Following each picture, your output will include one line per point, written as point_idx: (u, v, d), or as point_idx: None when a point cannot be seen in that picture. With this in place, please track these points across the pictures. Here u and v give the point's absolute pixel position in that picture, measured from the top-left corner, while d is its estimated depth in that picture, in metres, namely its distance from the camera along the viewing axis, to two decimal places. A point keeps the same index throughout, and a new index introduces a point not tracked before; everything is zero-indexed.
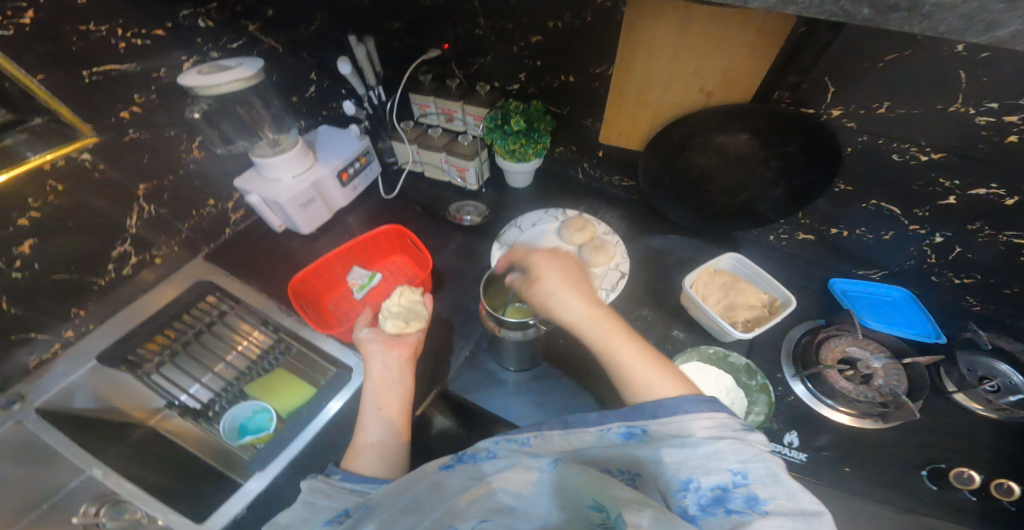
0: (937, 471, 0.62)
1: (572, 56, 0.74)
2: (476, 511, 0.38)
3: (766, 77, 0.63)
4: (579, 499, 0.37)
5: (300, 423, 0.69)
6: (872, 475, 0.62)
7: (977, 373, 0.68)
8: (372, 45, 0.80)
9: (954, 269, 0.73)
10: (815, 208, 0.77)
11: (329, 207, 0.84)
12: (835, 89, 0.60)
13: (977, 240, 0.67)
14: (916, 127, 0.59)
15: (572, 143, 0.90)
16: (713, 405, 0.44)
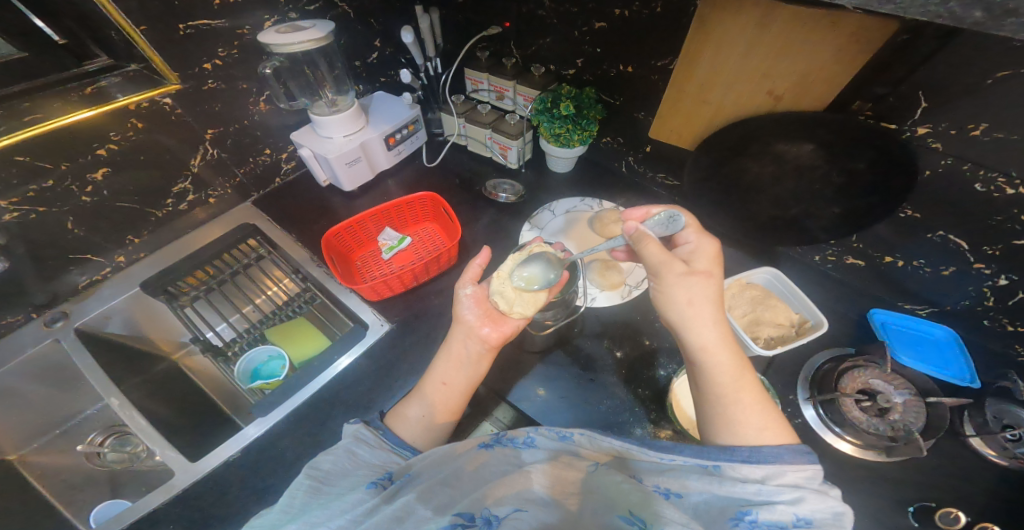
0: (926, 509, 0.63)
1: (634, 46, 0.72)
2: (512, 499, 0.47)
3: (846, 85, 0.60)
4: (612, 508, 0.45)
5: (310, 371, 0.74)
6: (856, 504, 0.65)
7: (1002, 421, 0.66)
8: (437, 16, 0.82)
9: (1011, 316, 0.68)
10: (872, 233, 0.73)
11: (373, 169, 0.87)
12: (928, 104, 0.55)
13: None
14: (1003, 161, 0.54)
15: (620, 135, 0.89)
16: (800, 452, 0.46)
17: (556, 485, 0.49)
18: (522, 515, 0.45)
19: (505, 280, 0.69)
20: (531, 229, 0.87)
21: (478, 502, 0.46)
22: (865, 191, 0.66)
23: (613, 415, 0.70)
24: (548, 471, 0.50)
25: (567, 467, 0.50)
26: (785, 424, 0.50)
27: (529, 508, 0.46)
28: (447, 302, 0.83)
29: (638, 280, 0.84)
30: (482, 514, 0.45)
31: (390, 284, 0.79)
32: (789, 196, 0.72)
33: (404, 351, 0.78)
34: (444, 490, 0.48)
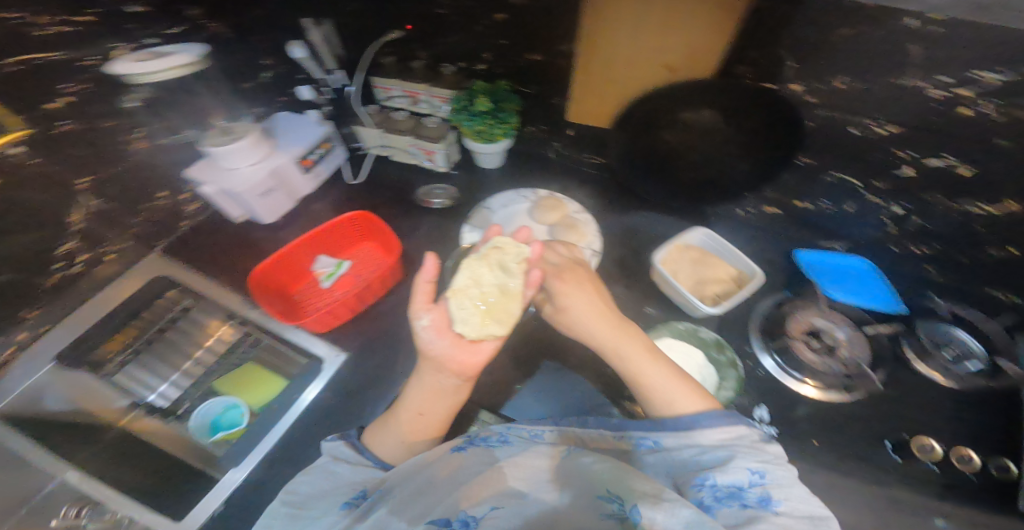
0: (901, 442, 0.68)
1: (534, 33, 0.72)
2: (489, 498, 0.46)
3: (726, 53, 0.63)
4: (592, 488, 0.46)
5: (272, 415, 0.75)
6: (839, 450, 0.68)
7: (936, 341, 0.73)
8: (328, 29, 0.78)
9: (913, 240, 0.73)
10: (782, 182, 0.78)
11: (293, 196, 0.84)
12: (796, 64, 0.59)
13: (935, 209, 0.67)
14: (872, 105, 0.59)
15: (543, 122, 0.90)
16: (733, 418, 0.55)
17: (531, 474, 0.49)
18: (499, 512, 0.44)
19: (463, 298, 0.64)
20: (472, 230, 0.86)
21: (455, 506, 0.45)
22: (767, 142, 0.72)
23: (590, 399, 0.72)
24: (519, 463, 0.51)
25: (541, 459, 0.52)
26: (702, 394, 0.59)
27: (506, 503, 0.45)
28: (398, 316, 0.81)
29: (586, 262, 0.84)
30: (460, 517, 0.44)
31: (335, 313, 0.76)
32: (702, 156, 0.79)
33: (368, 377, 0.76)
34: (418, 499, 0.47)
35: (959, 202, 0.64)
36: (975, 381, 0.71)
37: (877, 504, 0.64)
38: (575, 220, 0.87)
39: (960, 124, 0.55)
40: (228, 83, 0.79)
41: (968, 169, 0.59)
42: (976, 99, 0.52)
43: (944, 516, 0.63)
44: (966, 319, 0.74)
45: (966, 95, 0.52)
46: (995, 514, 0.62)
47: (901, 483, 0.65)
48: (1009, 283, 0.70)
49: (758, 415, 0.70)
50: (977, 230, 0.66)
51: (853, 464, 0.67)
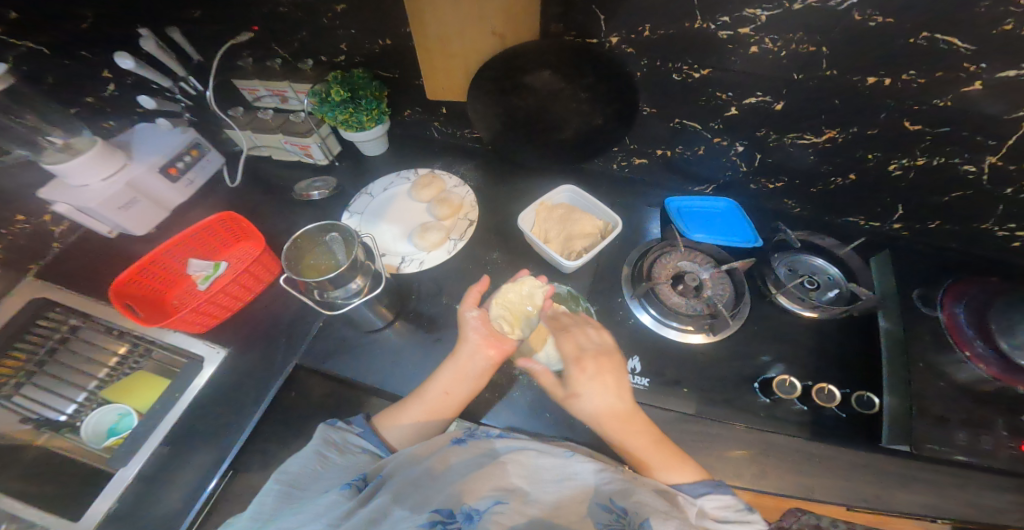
0: (766, 381, 0.68)
1: (376, 21, 0.75)
2: (491, 490, 0.51)
3: (540, 14, 0.68)
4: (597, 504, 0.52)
5: (155, 416, 0.74)
6: (703, 392, 0.68)
7: (798, 273, 0.76)
8: (176, 34, 0.78)
9: (764, 175, 0.80)
10: (650, 132, 0.81)
11: (162, 204, 0.89)
12: (605, 16, 0.64)
13: (769, 144, 0.74)
14: (681, 49, 0.64)
15: (416, 104, 0.91)
16: (721, 488, 0.57)
17: (531, 474, 0.55)
18: (503, 506, 0.49)
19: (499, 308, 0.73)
20: (351, 216, 0.88)
21: (458, 498, 0.49)
22: (608, 99, 0.76)
23: None
24: (518, 460, 0.57)
25: (544, 458, 0.57)
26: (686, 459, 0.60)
27: (509, 498, 0.51)
28: (278, 309, 0.82)
29: (462, 232, 0.86)
30: (463, 509, 0.48)
31: (204, 312, 0.75)
32: (562, 114, 0.80)
33: (244, 372, 0.77)
34: (414, 487, 0.52)
35: (789, 136, 0.71)
36: (840, 310, 0.70)
37: (732, 441, 0.64)
38: (449, 194, 0.89)
39: (749, 62, 0.63)
40: (70, 100, 0.81)
41: (778, 103, 0.67)
42: (750, 32, 0.59)
43: (796, 444, 0.63)
44: (828, 248, 0.77)
45: (744, 31, 0.59)
46: (845, 440, 0.62)
47: (756, 416, 0.65)
48: (858, 206, 0.79)
49: (631, 367, 0.70)
50: (813, 162, 0.74)
51: (714, 406, 0.67)
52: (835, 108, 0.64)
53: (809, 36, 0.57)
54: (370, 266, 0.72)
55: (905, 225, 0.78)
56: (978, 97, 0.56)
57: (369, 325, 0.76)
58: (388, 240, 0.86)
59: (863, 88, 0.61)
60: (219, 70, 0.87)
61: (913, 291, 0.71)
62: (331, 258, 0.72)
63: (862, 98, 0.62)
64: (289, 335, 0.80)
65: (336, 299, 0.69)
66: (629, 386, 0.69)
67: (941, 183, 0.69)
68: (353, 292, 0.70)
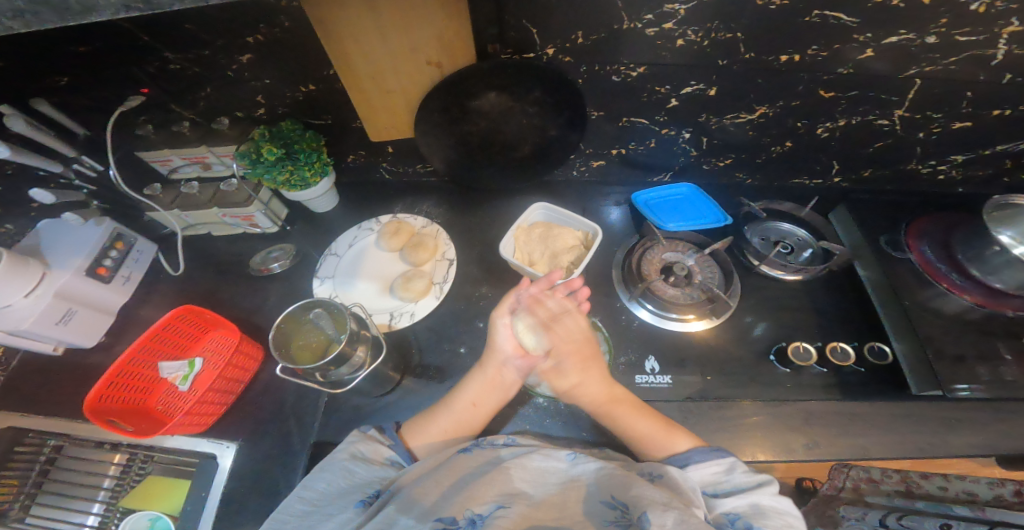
0: (781, 351, 0.69)
1: (299, 67, 0.67)
2: (495, 496, 0.46)
3: (473, 34, 0.64)
4: (598, 497, 0.46)
5: (190, 520, 0.64)
6: (730, 375, 0.68)
7: (771, 239, 0.80)
8: (47, 107, 0.65)
9: (714, 155, 0.82)
10: (602, 134, 0.80)
11: (103, 309, 0.77)
12: (536, 30, 0.62)
13: (712, 126, 0.76)
14: (619, 50, 0.64)
15: (360, 149, 0.85)
16: (722, 454, 0.54)
17: (535, 476, 0.50)
18: (506, 511, 0.44)
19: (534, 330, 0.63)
20: (322, 282, 0.81)
21: (461, 504, 0.44)
22: (558, 108, 0.74)
23: None
24: (524, 465, 0.51)
25: (548, 460, 0.52)
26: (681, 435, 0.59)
27: (511, 504, 0.45)
28: (271, 399, 0.73)
29: (445, 274, 0.81)
30: (465, 515, 0.43)
31: (201, 413, 0.66)
32: (517, 131, 0.78)
33: (246, 481, 0.66)
34: (423, 496, 0.46)
35: (728, 117, 0.73)
36: (821, 268, 0.76)
37: (795, 414, 0.64)
38: (420, 236, 0.84)
39: (679, 54, 0.63)
40: None
41: (712, 88, 0.68)
42: (675, 26, 0.59)
43: (849, 409, 0.64)
44: (790, 212, 0.82)
45: (669, 26, 0.59)
46: (887, 391, 0.65)
47: (788, 388, 0.67)
48: (801, 169, 0.83)
49: (650, 368, 0.70)
50: (753, 136, 0.77)
51: (757, 387, 0.67)
52: (762, 86, 0.67)
53: (723, 23, 0.58)
54: (367, 333, 0.67)
55: (845, 177, 0.84)
56: (885, 60, 0.61)
57: (378, 390, 0.69)
58: (369, 298, 0.79)
59: (779, 65, 0.63)
60: (116, 144, 0.74)
61: (880, 240, 0.74)
62: (321, 334, 0.66)
63: (783, 76, 0.65)
64: (298, 417, 0.70)
65: (341, 376, 0.64)
66: (656, 387, 0.68)
67: (869, 134, 0.73)
68: (353, 363, 0.64)
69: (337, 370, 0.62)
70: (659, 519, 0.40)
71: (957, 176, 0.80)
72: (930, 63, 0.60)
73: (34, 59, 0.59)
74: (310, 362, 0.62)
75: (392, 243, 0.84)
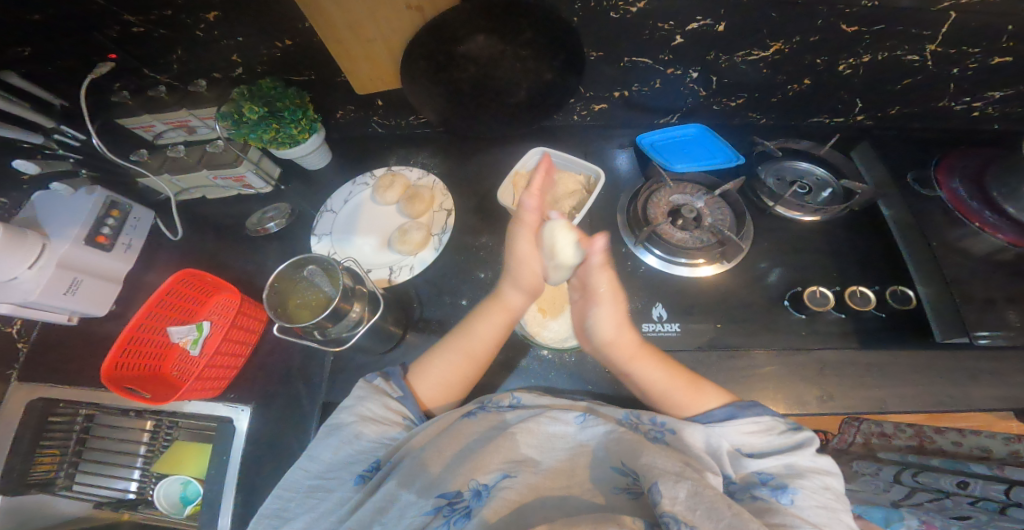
0: (796, 296, 0.69)
1: (268, 22, 0.63)
2: (501, 466, 0.50)
3: None
4: (606, 463, 0.51)
5: (215, 483, 0.70)
6: (733, 325, 0.69)
7: (787, 179, 0.77)
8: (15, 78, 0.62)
9: (724, 95, 0.77)
10: (602, 76, 0.75)
11: (110, 277, 0.79)
12: None
13: (721, 65, 0.70)
14: None
15: (347, 102, 0.81)
16: (760, 410, 0.55)
17: (542, 441, 0.53)
18: (512, 481, 0.48)
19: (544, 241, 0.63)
20: (321, 239, 0.81)
21: (466, 476, 0.48)
22: (553, 51, 0.69)
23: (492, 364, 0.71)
24: (529, 429, 0.54)
25: (556, 423, 0.54)
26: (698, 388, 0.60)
27: (517, 473, 0.49)
28: (285, 356, 0.77)
29: (443, 224, 0.80)
30: (471, 487, 0.47)
31: (210, 377, 0.70)
32: (509, 77, 0.73)
33: (274, 431, 0.72)
34: (427, 467, 0.50)
35: (738, 54, 0.67)
36: (840, 207, 0.73)
37: (784, 364, 0.66)
38: (417, 188, 0.82)
39: None
40: None
41: (720, 24, 0.62)
42: None
43: (837, 355, 0.66)
44: (806, 150, 0.78)
45: None
46: (879, 337, 0.66)
47: (799, 335, 0.68)
48: (820, 107, 0.77)
49: (656, 316, 0.71)
50: (766, 75, 0.71)
51: (751, 336, 0.69)
52: (775, 20, 0.60)
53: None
54: (363, 289, 0.69)
55: (866, 114, 0.78)
56: None
57: (382, 346, 0.73)
58: (369, 255, 0.80)
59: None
60: (93, 111, 0.72)
61: (908, 175, 0.72)
62: (318, 291, 0.67)
63: (798, 10, 0.58)
64: (314, 372, 0.75)
65: (340, 333, 0.67)
66: (662, 335, 0.69)
67: (890, 70, 0.67)
68: (349, 320, 0.66)
69: (335, 327, 0.64)
70: (670, 491, 0.43)
71: (993, 113, 0.74)
72: None
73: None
74: (308, 319, 0.64)
75: (390, 196, 0.82)
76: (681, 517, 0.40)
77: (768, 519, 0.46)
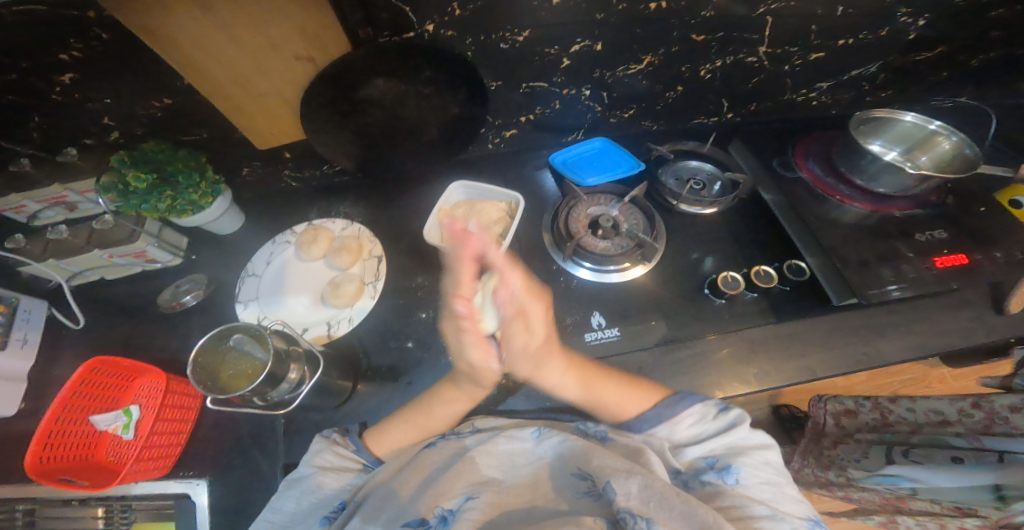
0: (714, 283, 0.73)
1: (144, 83, 0.61)
2: (463, 489, 0.52)
3: (340, 21, 0.60)
4: (565, 470, 0.53)
5: None
6: (668, 319, 0.72)
7: (683, 178, 0.83)
8: None
9: (619, 108, 0.83)
10: (506, 103, 0.78)
11: (6, 378, 0.71)
12: (408, 7, 0.59)
13: (609, 81, 0.75)
14: (496, 17, 0.61)
15: (255, 159, 0.79)
16: (692, 398, 0.59)
17: (501, 460, 0.55)
18: (473, 502, 0.50)
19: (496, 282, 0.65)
20: (246, 305, 0.77)
21: (432, 503, 0.51)
22: (453, 86, 0.72)
23: None
24: (486, 454, 0.55)
25: (513, 441, 0.57)
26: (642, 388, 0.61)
27: (479, 493, 0.52)
28: (223, 432, 0.71)
29: (376, 271, 0.79)
30: (436, 514, 0.50)
31: (155, 457, 0.66)
32: (416, 115, 0.75)
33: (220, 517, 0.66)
34: (391, 500, 0.52)
35: (621, 69, 0.73)
36: (732, 197, 0.79)
37: (718, 351, 0.69)
38: (343, 239, 0.81)
39: (559, 12, 0.61)
40: None
41: (598, 44, 0.67)
42: None
43: (762, 333, 0.70)
44: (694, 150, 0.86)
45: None
46: (798, 304, 0.71)
47: (728, 316, 0.71)
48: (698, 110, 0.85)
49: (596, 323, 0.72)
50: (648, 85, 0.77)
51: (684, 327, 0.71)
52: (640, 36, 0.66)
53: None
54: (299, 348, 0.65)
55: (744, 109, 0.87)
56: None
57: (332, 402, 0.69)
58: (302, 314, 0.76)
59: (650, 14, 0.63)
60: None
61: (773, 162, 0.82)
62: (249, 359, 0.63)
63: (660, 24, 0.65)
64: (259, 444, 0.70)
65: (280, 397, 0.63)
66: (604, 341, 0.70)
67: (748, 69, 0.76)
68: (289, 382, 0.63)
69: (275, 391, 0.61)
70: (623, 488, 0.46)
71: (828, 102, 0.86)
72: None
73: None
74: (245, 386, 0.59)
75: (320, 249, 0.81)
76: (635, 513, 0.44)
77: (715, 500, 0.52)
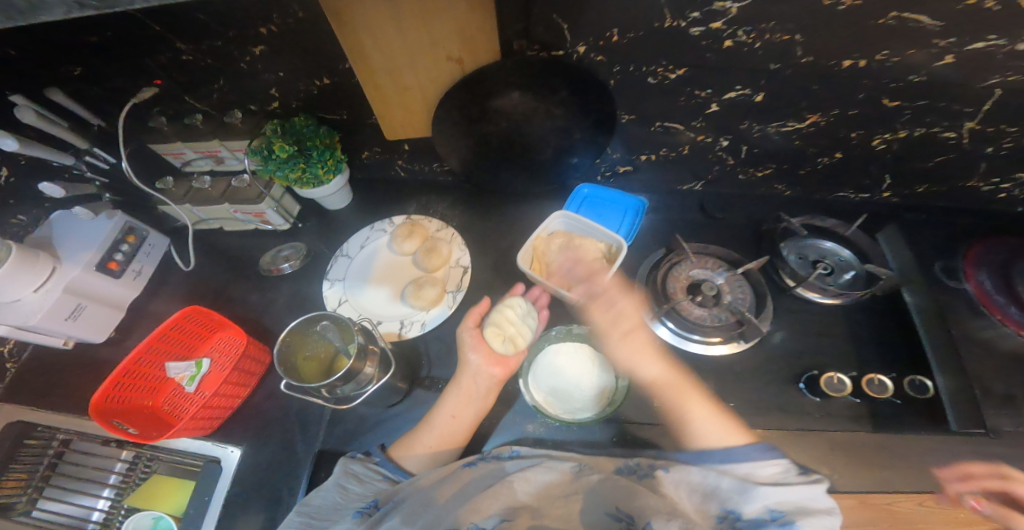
0: (812, 379, 0.65)
1: (312, 61, 0.63)
2: (495, 509, 0.45)
3: (499, 29, 0.59)
4: (601, 507, 0.45)
5: (191, 524, 0.65)
6: (760, 406, 0.65)
7: (811, 258, 0.73)
8: (61, 97, 0.63)
9: (752, 165, 0.76)
10: (633, 138, 0.74)
11: (114, 303, 0.77)
12: (568, 25, 0.56)
13: (753, 134, 0.69)
14: (654, 51, 0.57)
15: (373, 146, 0.81)
16: (772, 453, 0.51)
17: (537, 488, 0.49)
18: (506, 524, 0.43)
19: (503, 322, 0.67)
20: (333, 285, 0.78)
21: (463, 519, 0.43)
22: (585, 112, 0.69)
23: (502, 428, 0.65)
24: (528, 478, 0.50)
25: (552, 472, 0.52)
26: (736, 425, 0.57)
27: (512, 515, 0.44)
28: (281, 401, 0.72)
29: (459, 281, 0.77)
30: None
31: (207, 415, 0.66)
32: (538, 134, 0.73)
33: (259, 483, 0.67)
34: (425, 512, 0.46)
35: (773, 125, 0.67)
36: (862, 293, 0.69)
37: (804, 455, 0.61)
38: (434, 241, 0.79)
39: (728, 56, 0.57)
40: None
41: (758, 94, 0.62)
42: (724, 26, 0.53)
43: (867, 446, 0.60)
44: (833, 229, 0.75)
45: (717, 25, 0.53)
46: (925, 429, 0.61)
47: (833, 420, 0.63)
48: (848, 182, 0.76)
49: None
50: (797, 146, 0.70)
51: (770, 420, 0.63)
52: (813, 92, 0.60)
53: (780, 23, 0.51)
54: (378, 347, 0.64)
55: (894, 192, 0.77)
56: (956, 68, 0.53)
57: (386, 402, 0.68)
58: (379, 306, 0.76)
59: (839, 71, 0.56)
60: (127, 135, 0.72)
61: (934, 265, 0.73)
62: (328, 346, 0.64)
63: (839, 83, 0.58)
64: (311, 423, 0.70)
65: (348, 392, 0.62)
66: None
67: (919, 148, 0.67)
68: (362, 378, 0.61)
69: (346, 385, 0.59)
70: None
71: None
72: (1014, 70, 0.52)
73: (39, 46, 0.56)
74: (315, 377, 0.61)
75: (409, 247, 0.79)
76: None
77: None
